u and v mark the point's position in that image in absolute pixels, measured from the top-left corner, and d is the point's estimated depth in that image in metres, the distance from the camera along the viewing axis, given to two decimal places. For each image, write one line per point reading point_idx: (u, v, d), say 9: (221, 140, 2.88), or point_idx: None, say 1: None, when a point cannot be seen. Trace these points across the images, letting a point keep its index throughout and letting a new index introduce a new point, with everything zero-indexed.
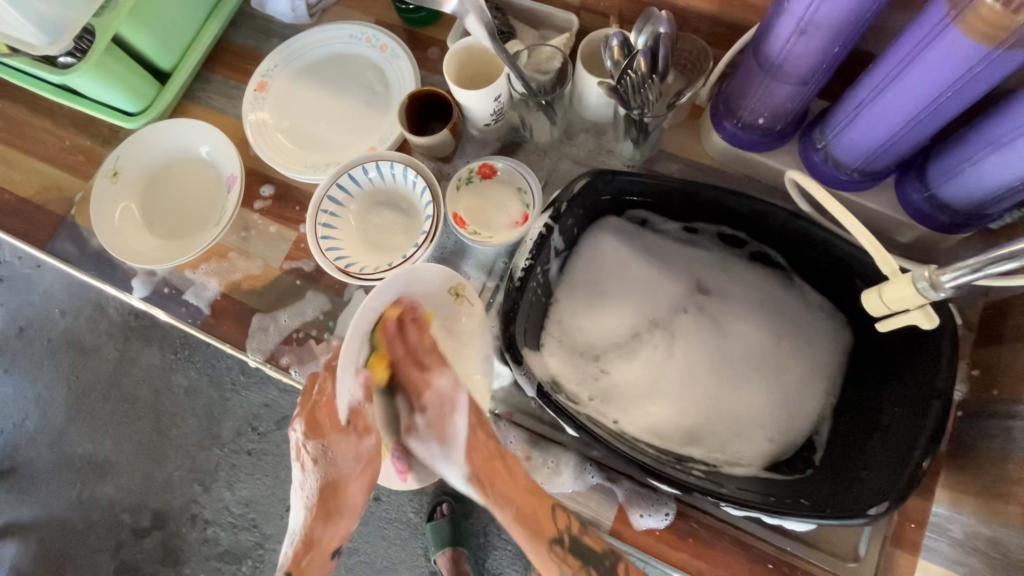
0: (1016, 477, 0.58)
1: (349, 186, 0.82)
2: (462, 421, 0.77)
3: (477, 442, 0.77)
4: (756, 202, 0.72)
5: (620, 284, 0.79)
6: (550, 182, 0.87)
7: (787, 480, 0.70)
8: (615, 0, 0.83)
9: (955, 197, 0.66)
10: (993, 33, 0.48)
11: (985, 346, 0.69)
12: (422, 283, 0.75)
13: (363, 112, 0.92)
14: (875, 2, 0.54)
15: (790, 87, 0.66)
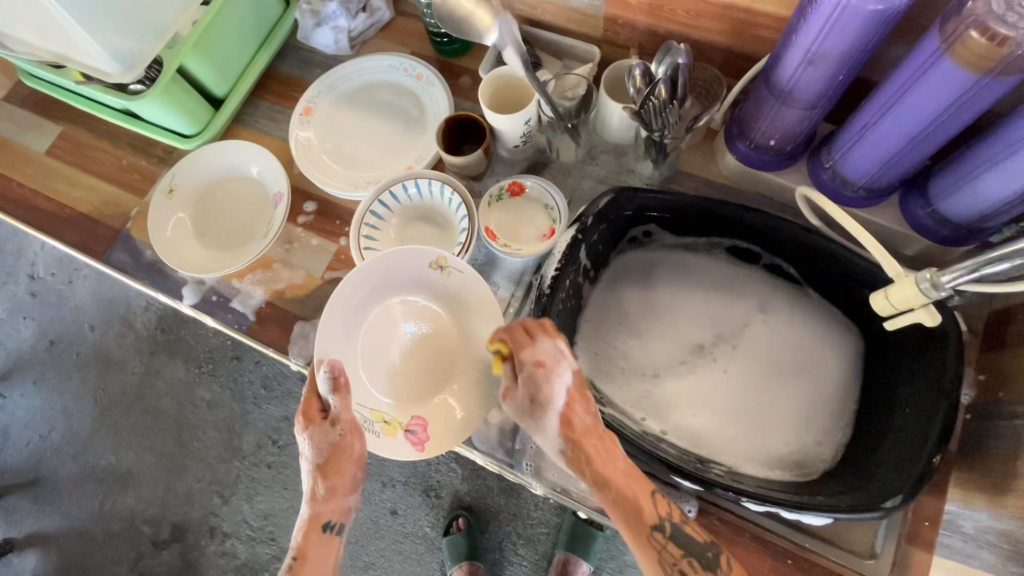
0: (1022, 472, 0.62)
1: (389, 202, 0.89)
2: (564, 390, 0.69)
3: (574, 419, 0.69)
4: (768, 217, 0.78)
5: (667, 309, 0.85)
6: (574, 199, 0.94)
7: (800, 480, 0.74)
8: (634, 34, 0.91)
9: (956, 211, 0.72)
10: (981, 63, 0.54)
11: (989, 352, 0.74)
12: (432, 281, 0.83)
13: (400, 134, 0.99)
14: (873, 38, 0.60)
15: (799, 111, 0.72)
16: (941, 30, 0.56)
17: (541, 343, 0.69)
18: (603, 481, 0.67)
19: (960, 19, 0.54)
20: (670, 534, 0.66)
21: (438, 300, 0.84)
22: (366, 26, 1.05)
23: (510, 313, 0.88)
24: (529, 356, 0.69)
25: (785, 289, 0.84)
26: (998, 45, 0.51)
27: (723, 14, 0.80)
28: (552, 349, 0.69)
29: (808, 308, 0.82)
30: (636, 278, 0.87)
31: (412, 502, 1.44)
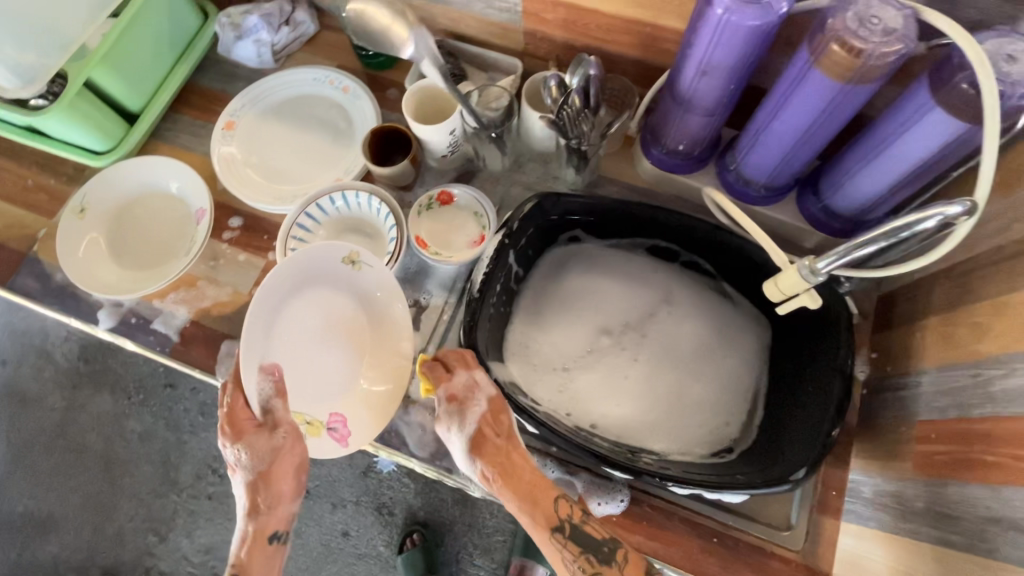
0: (907, 437, 0.68)
1: (316, 214, 0.88)
2: (482, 418, 0.72)
3: (484, 440, 0.71)
4: (682, 216, 0.83)
5: (582, 309, 0.89)
6: (503, 206, 0.96)
7: (715, 460, 0.79)
8: (553, 47, 0.96)
9: (843, 205, 0.79)
10: (843, 72, 0.60)
11: (879, 332, 0.81)
12: (348, 278, 0.84)
13: (327, 146, 0.99)
14: (754, 52, 0.66)
15: (701, 117, 0.78)
16: (810, 44, 0.62)
17: (455, 377, 0.72)
18: (531, 499, 0.70)
19: (823, 35, 0.60)
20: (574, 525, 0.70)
21: (354, 300, 0.85)
22: (289, 39, 1.05)
23: (443, 320, 0.89)
24: (446, 391, 0.72)
25: (701, 285, 0.90)
26: (855, 57, 0.58)
27: (631, 29, 0.86)
28: (470, 383, 0.72)
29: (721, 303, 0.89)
30: (546, 275, 0.91)
31: (364, 521, 1.40)
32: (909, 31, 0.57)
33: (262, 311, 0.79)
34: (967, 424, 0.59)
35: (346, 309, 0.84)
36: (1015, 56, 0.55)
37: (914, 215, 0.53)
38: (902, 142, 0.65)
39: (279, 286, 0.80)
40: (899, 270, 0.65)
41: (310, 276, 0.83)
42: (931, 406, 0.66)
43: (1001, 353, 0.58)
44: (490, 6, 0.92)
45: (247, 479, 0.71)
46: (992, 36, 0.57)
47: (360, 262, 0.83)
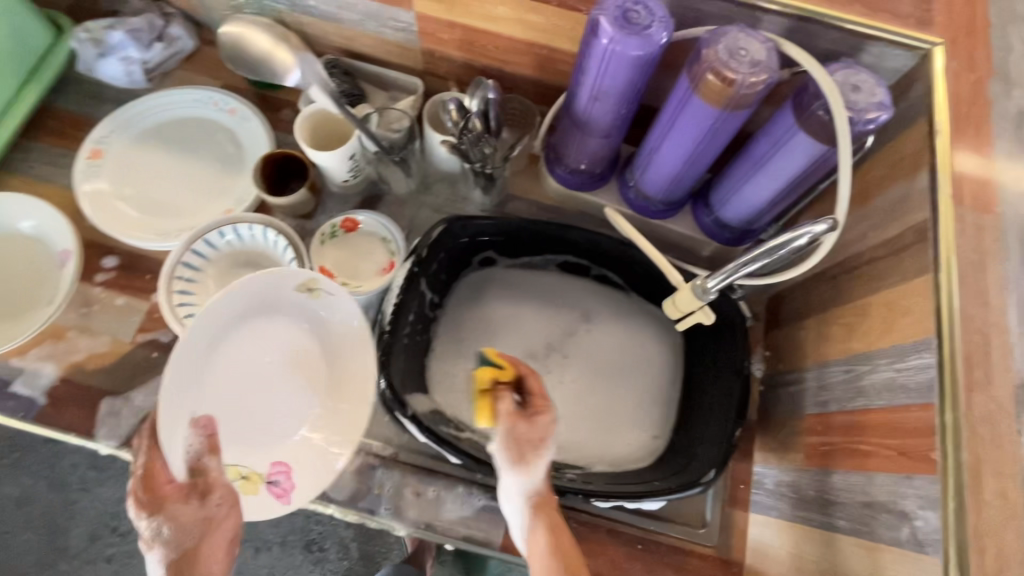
0: (799, 429, 0.74)
1: (204, 250, 0.80)
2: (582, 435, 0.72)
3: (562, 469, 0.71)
4: (588, 233, 0.86)
5: (514, 334, 0.90)
6: (413, 229, 0.94)
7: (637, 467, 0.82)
8: (452, 66, 0.94)
9: (732, 217, 0.85)
10: (719, 99, 0.65)
11: (771, 331, 0.88)
12: (306, 305, 0.77)
13: (214, 173, 0.91)
14: (641, 80, 0.68)
15: (599, 139, 0.80)
16: (689, 73, 0.66)
17: (536, 381, 0.71)
18: (557, 528, 0.66)
19: (699, 65, 0.64)
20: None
21: (309, 334, 0.79)
22: (163, 57, 0.96)
23: None
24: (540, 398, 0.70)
25: (614, 297, 0.93)
26: (728, 86, 0.62)
27: (527, 51, 0.87)
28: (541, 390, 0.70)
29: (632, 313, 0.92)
30: (467, 300, 0.90)
31: (292, 563, 1.30)
32: (773, 62, 0.62)
33: (186, 369, 0.69)
34: (845, 416, 0.65)
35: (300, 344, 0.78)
36: (859, 85, 0.61)
37: (789, 232, 0.57)
38: (776, 161, 0.71)
39: (221, 322, 0.72)
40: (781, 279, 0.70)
41: (256, 306, 0.74)
42: (817, 400, 0.72)
43: (868, 349, 0.65)
44: (384, 25, 0.89)
45: (167, 559, 0.64)
46: (840, 67, 0.63)
47: (318, 288, 0.75)
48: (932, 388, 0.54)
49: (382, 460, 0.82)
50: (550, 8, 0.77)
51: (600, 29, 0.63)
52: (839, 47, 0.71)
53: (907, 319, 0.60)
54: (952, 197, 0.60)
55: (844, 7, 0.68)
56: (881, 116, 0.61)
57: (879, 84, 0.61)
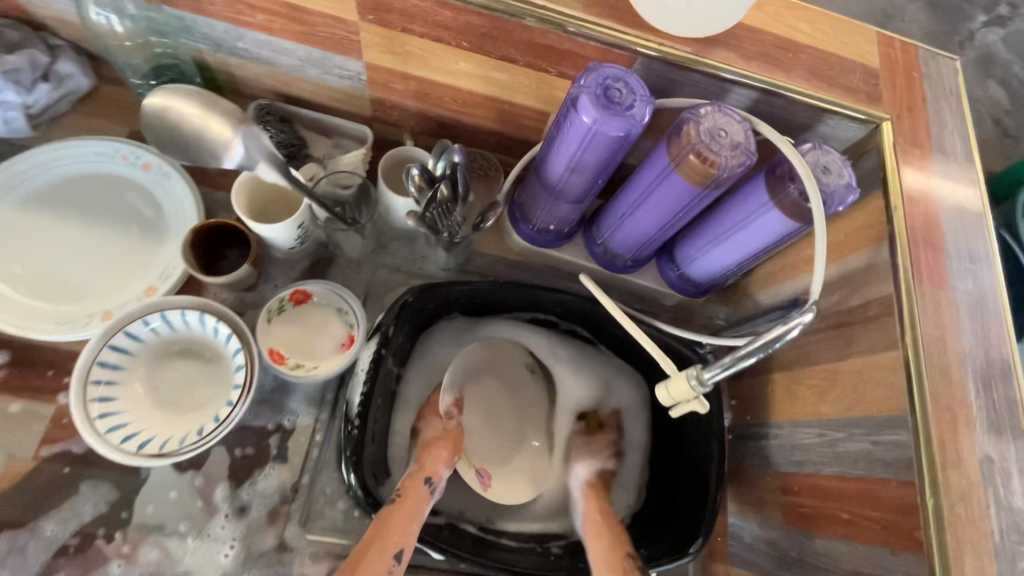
0: (773, 486, 0.77)
1: (126, 343, 0.67)
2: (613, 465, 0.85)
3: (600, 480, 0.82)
4: (557, 293, 0.84)
5: (484, 392, 0.85)
6: (370, 294, 0.86)
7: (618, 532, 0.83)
8: (405, 115, 0.87)
9: (698, 273, 0.86)
10: (700, 179, 0.64)
11: (734, 380, 0.90)
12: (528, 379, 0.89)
13: (129, 241, 0.78)
14: (619, 156, 0.66)
15: (570, 204, 0.77)
16: (669, 150, 0.65)
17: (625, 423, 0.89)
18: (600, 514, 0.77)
19: (680, 144, 0.63)
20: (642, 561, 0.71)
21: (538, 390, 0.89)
22: (51, 100, 0.80)
23: (314, 443, 0.76)
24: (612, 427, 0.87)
25: (583, 351, 0.91)
26: (710, 167, 0.62)
27: (489, 105, 0.81)
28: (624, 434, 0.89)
29: (600, 368, 0.90)
30: (427, 368, 0.85)
31: None
32: (750, 143, 0.62)
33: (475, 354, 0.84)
34: (822, 481, 0.68)
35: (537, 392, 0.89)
36: (828, 166, 0.63)
37: (782, 324, 0.56)
38: (747, 231, 0.72)
39: (478, 359, 0.84)
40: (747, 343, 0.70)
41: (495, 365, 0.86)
42: (789, 459, 0.75)
43: (840, 416, 0.68)
44: (328, 72, 0.80)
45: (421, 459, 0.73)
46: (808, 148, 0.64)
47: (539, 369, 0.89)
48: (910, 468, 0.58)
49: None
50: (517, 66, 0.72)
51: (582, 106, 0.60)
52: (799, 118, 0.73)
53: (878, 392, 0.63)
54: (912, 276, 0.63)
55: (805, 82, 0.70)
56: (847, 197, 0.63)
57: (844, 165, 0.64)
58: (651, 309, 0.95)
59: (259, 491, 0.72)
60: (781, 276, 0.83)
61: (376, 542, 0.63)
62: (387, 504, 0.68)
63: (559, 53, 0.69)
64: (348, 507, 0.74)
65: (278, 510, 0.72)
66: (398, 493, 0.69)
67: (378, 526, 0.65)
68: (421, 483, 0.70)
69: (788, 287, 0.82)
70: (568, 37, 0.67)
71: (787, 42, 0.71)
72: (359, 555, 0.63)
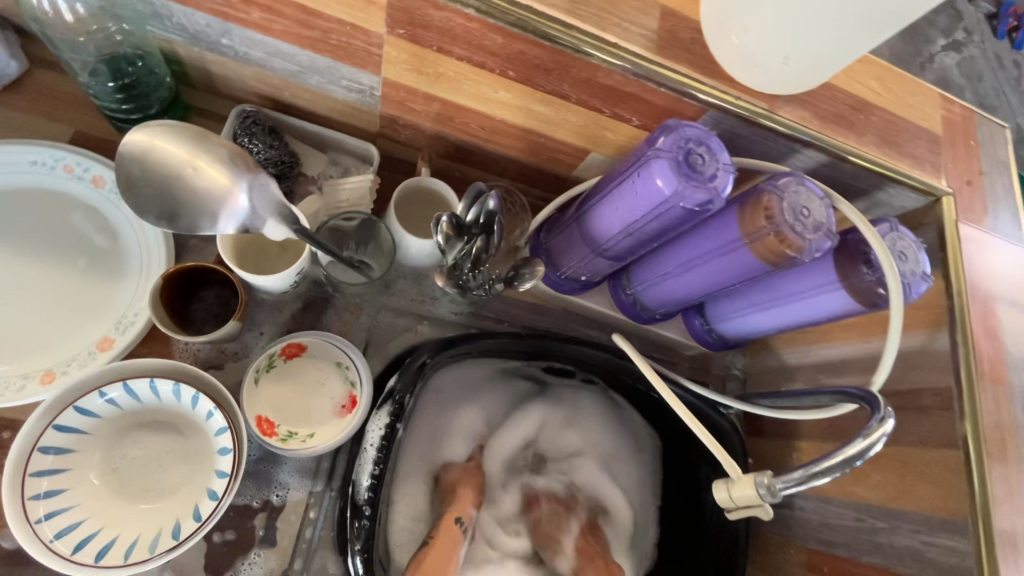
0: (797, 561, 0.74)
1: (77, 422, 0.54)
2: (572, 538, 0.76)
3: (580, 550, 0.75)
4: (583, 347, 0.76)
5: (490, 428, 0.81)
6: (371, 342, 0.76)
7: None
8: (419, 135, 0.75)
9: (729, 330, 0.79)
10: (773, 259, 0.58)
11: (752, 438, 0.85)
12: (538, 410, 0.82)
13: (77, 278, 0.63)
14: (687, 224, 0.59)
15: (610, 261, 0.69)
16: (741, 224, 0.58)
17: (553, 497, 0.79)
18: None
19: (756, 220, 0.57)
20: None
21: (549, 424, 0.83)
22: None
23: (307, 522, 0.66)
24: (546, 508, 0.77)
25: (589, 397, 0.84)
26: (790, 249, 0.56)
27: (520, 135, 0.70)
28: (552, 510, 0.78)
29: (606, 411, 0.84)
30: (424, 426, 0.77)
31: None
32: (831, 224, 0.56)
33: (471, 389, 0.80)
34: (857, 567, 0.67)
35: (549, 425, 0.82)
36: (903, 252, 0.59)
37: (861, 438, 0.52)
38: (800, 304, 0.66)
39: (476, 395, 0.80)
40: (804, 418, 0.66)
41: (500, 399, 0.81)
42: (816, 536, 0.72)
43: (881, 505, 0.65)
44: (332, 83, 0.67)
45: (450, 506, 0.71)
46: (885, 229, 0.60)
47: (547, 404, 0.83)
48: None
49: None
50: (566, 103, 0.63)
51: (662, 175, 0.53)
52: (858, 183, 0.68)
53: (928, 486, 0.61)
54: (974, 368, 0.61)
55: (873, 148, 0.65)
56: (921, 286, 0.59)
57: (919, 250, 0.60)
58: (669, 359, 0.88)
59: None
60: (807, 339, 0.78)
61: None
62: (423, 546, 0.68)
63: (617, 94, 0.60)
64: None
65: None
66: (431, 535, 0.69)
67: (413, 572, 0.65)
68: (451, 527, 0.69)
69: (817, 352, 0.76)
70: (632, 79, 0.58)
71: (858, 101, 0.65)
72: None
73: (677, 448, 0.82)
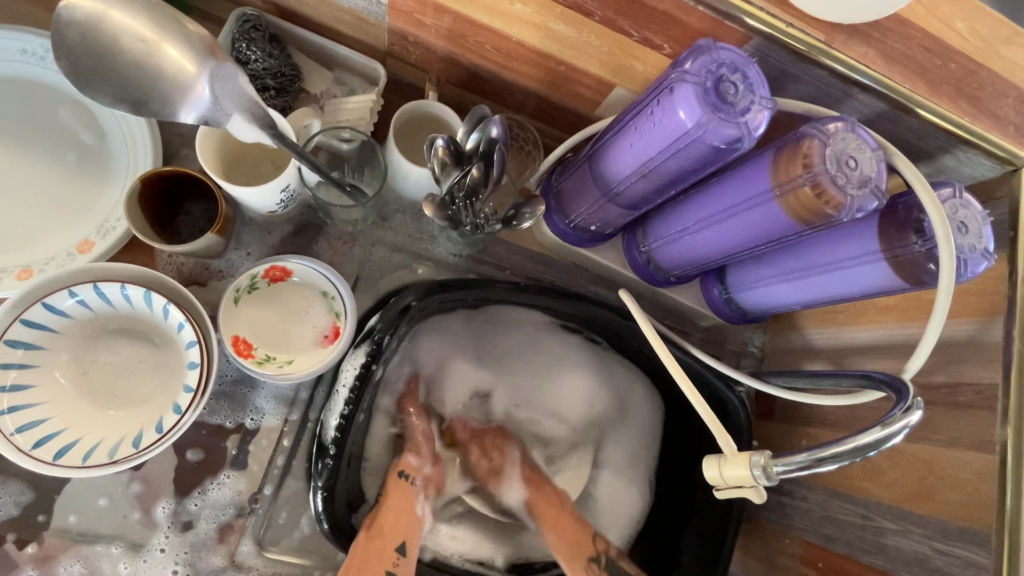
0: (793, 553, 0.68)
1: (47, 319, 0.53)
2: (513, 467, 0.72)
3: (538, 484, 0.71)
4: (588, 303, 0.70)
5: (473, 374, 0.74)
6: (361, 277, 0.72)
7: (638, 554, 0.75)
8: (428, 56, 0.68)
9: (751, 302, 0.70)
10: (806, 216, 0.50)
11: (761, 420, 0.78)
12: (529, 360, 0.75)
13: (65, 179, 0.61)
14: (711, 168, 0.52)
15: (623, 209, 0.62)
16: (775, 173, 0.51)
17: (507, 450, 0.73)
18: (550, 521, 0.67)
19: (794, 169, 0.49)
20: (608, 558, 0.67)
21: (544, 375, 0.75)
22: None
23: (279, 450, 0.65)
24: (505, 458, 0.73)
25: (594, 356, 0.76)
26: (826, 205, 0.48)
27: (538, 62, 0.62)
28: (501, 446, 0.73)
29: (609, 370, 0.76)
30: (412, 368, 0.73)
31: None
32: (881, 181, 0.49)
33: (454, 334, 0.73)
34: (856, 567, 0.61)
35: (544, 374, 0.75)
36: (964, 224, 0.50)
37: (879, 427, 0.45)
38: (835, 277, 0.58)
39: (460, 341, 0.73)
40: (826, 405, 0.57)
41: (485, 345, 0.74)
42: (815, 528, 0.66)
43: (893, 505, 0.59)
44: None
45: (395, 467, 0.67)
46: (947, 194, 0.51)
47: (546, 354, 0.75)
48: None
49: None
50: (590, 22, 0.54)
51: (685, 102, 0.46)
52: (923, 143, 0.58)
53: (951, 492, 0.55)
54: None
55: (946, 102, 0.55)
56: (980, 265, 0.51)
57: (984, 223, 0.51)
58: (681, 327, 0.81)
59: (210, 502, 0.62)
60: (837, 319, 0.70)
61: (376, 543, 0.59)
62: (376, 504, 0.64)
63: (648, 14, 0.52)
64: (310, 527, 0.65)
65: (231, 524, 0.63)
66: (382, 492, 0.65)
67: (369, 528, 0.60)
68: (399, 480, 0.65)
69: (847, 335, 0.68)
70: None
71: (936, 43, 0.55)
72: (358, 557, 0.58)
73: (676, 420, 0.77)
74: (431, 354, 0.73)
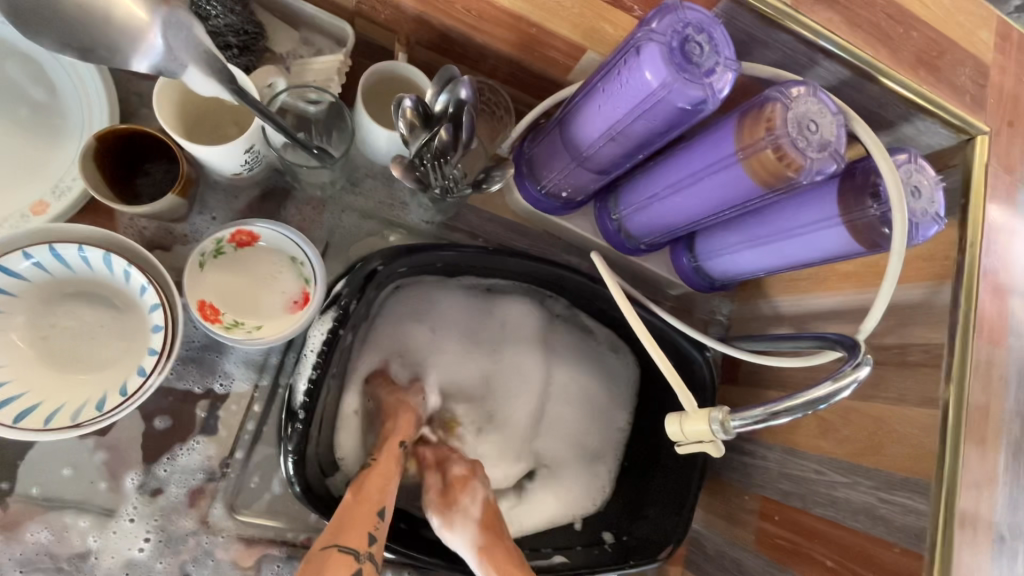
0: (752, 508, 0.71)
1: (1, 281, 0.51)
2: (477, 502, 0.65)
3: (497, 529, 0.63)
4: (556, 269, 0.71)
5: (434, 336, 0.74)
6: (331, 244, 0.72)
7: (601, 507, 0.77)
8: (397, 17, 0.66)
9: (717, 270, 0.72)
10: (768, 179, 0.51)
11: (725, 384, 0.81)
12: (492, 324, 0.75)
13: (15, 138, 0.59)
14: (678, 130, 0.52)
15: (593, 174, 0.62)
16: (739, 137, 0.52)
17: (465, 488, 0.65)
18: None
19: (757, 132, 0.50)
20: None
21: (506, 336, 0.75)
22: None
23: (250, 415, 0.65)
24: (449, 497, 0.64)
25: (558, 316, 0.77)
26: (787, 168, 0.49)
27: (509, 24, 0.61)
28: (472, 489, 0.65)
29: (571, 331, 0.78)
30: (376, 332, 0.72)
31: None
32: (840, 145, 0.50)
33: (419, 301, 0.73)
34: (810, 519, 0.64)
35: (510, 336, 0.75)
36: (918, 188, 0.52)
37: (830, 381, 0.47)
38: (798, 241, 0.60)
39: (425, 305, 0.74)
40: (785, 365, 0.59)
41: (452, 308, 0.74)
42: (773, 485, 0.69)
43: (846, 460, 0.62)
44: None
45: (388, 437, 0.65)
46: (903, 159, 0.53)
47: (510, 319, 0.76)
48: (921, 537, 0.55)
49: (289, 547, 0.65)
50: None
51: (651, 63, 0.46)
52: (885, 112, 0.60)
53: (898, 446, 0.58)
54: (972, 328, 0.55)
55: (907, 71, 0.56)
56: (931, 229, 0.52)
57: (937, 189, 0.53)
58: (651, 295, 0.82)
59: (179, 467, 0.62)
60: (800, 286, 0.72)
61: (362, 507, 0.59)
62: (367, 467, 0.63)
63: None
64: (282, 488, 0.65)
65: (202, 488, 0.63)
66: (374, 457, 0.64)
67: (355, 494, 0.60)
68: (397, 448, 0.65)
69: (809, 301, 0.70)
70: None
71: (900, 11, 0.56)
72: (347, 514, 0.58)
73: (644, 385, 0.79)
74: (396, 319, 0.73)
